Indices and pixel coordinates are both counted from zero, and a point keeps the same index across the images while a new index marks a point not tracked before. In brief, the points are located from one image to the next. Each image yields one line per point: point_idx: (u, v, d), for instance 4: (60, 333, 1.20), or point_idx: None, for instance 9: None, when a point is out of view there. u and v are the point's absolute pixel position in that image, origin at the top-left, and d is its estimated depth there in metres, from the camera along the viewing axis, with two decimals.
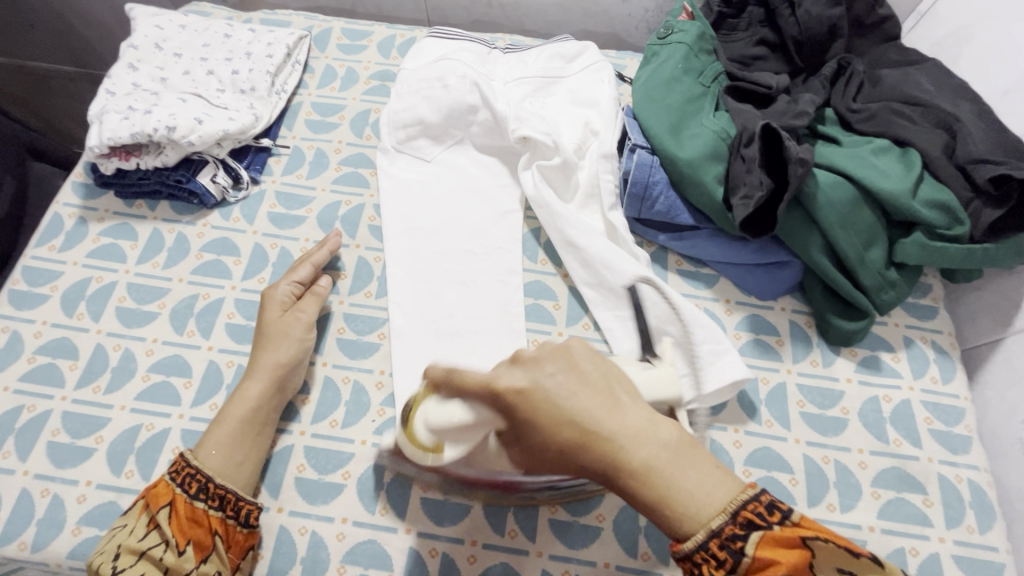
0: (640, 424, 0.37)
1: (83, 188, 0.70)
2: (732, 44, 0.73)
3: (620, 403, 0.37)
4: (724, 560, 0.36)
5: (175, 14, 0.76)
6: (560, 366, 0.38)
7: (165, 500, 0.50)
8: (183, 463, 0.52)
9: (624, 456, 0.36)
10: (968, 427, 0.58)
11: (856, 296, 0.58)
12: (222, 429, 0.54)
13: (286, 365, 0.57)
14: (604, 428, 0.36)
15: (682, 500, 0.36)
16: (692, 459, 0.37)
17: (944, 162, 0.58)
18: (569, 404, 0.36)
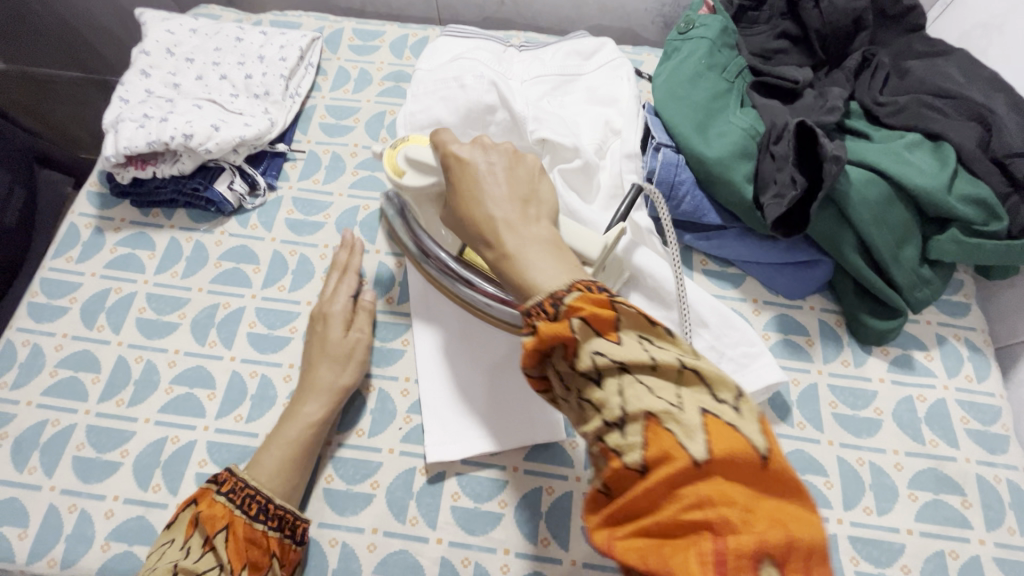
0: (529, 225, 0.40)
1: (98, 197, 0.69)
2: (754, 37, 0.72)
3: (527, 207, 0.42)
4: (545, 308, 0.35)
5: (185, 19, 0.75)
6: (502, 159, 0.44)
7: (223, 522, 0.48)
8: (239, 483, 0.50)
9: (500, 238, 0.40)
10: (1006, 426, 0.57)
11: (890, 295, 0.57)
12: (274, 449, 0.53)
13: (349, 387, 0.57)
14: (497, 215, 0.41)
15: (527, 274, 0.38)
16: (556, 254, 0.39)
17: (979, 156, 0.57)
18: (486, 194, 0.42)
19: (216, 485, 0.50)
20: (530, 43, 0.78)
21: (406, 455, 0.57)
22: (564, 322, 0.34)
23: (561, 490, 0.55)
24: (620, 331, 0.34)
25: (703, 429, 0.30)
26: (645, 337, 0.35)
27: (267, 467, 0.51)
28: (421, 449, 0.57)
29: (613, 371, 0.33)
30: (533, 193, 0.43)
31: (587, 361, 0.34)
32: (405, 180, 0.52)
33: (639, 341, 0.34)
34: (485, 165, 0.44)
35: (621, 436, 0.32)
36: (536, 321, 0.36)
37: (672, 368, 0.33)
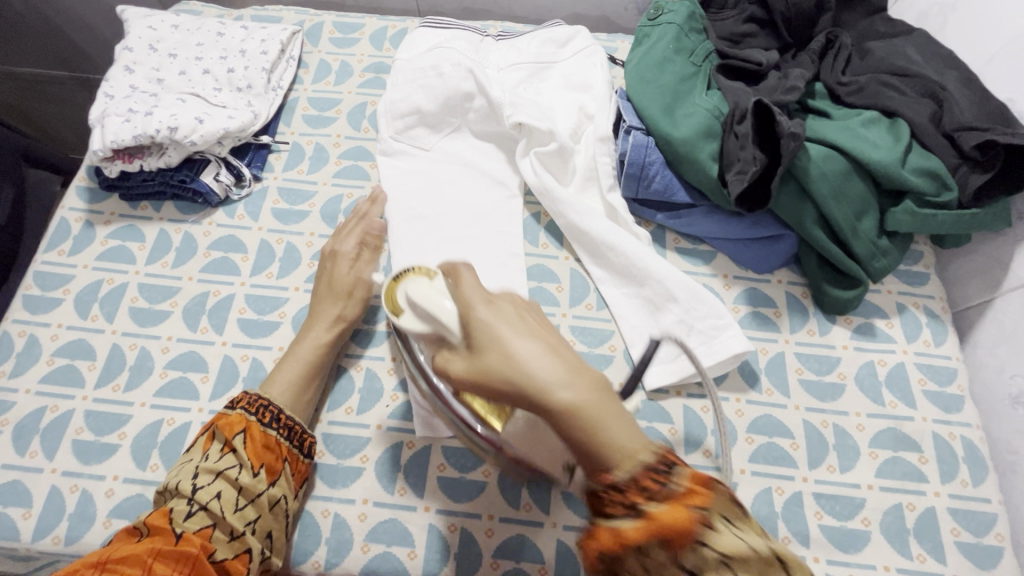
0: (571, 365, 0.33)
1: (87, 192, 0.71)
2: (722, 22, 0.74)
3: (559, 350, 0.34)
4: (659, 479, 0.33)
5: (167, 15, 0.76)
6: (506, 302, 0.37)
7: (240, 427, 0.53)
8: (253, 396, 0.55)
9: (549, 394, 0.31)
10: (960, 387, 0.61)
11: (849, 265, 0.60)
12: (288, 367, 0.58)
13: (352, 320, 0.62)
14: (567, 401, 0.31)
15: (593, 428, 0.32)
16: (612, 401, 0.33)
17: (931, 130, 0.59)
18: (514, 350, 0.33)
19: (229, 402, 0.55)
20: (506, 32, 0.80)
21: (393, 430, 0.59)
22: (682, 509, 0.32)
23: None
24: (714, 522, 0.32)
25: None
26: (730, 518, 0.33)
27: (277, 385, 0.56)
28: (409, 425, 0.60)
29: (719, 566, 0.30)
30: (556, 332, 0.36)
31: (693, 554, 0.31)
32: (403, 321, 0.45)
33: (732, 529, 0.32)
34: (487, 309, 0.36)
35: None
36: (643, 505, 0.32)
37: (760, 559, 0.31)
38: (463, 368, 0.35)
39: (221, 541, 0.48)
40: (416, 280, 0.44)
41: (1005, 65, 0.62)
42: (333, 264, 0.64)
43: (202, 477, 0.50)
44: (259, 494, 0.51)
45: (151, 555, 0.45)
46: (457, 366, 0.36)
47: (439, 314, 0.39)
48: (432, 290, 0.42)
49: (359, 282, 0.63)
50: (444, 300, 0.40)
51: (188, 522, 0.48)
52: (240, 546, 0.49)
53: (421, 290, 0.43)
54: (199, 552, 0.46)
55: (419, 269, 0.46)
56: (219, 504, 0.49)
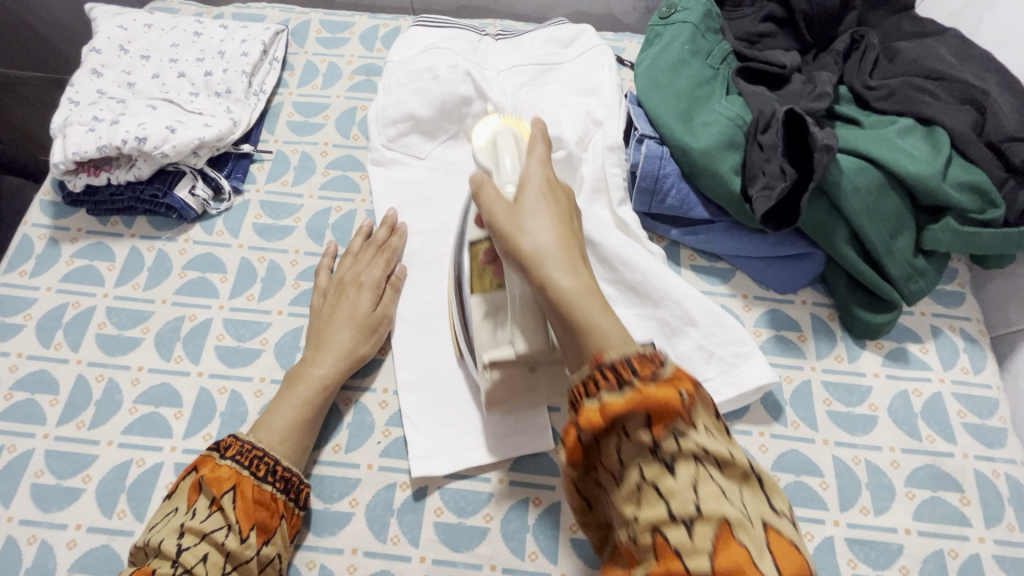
0: (572, 248, 0.39)
1: (52, 206, 0.65)
2: (738, 21, 0.69)
3: (573, 260, 0.38)
4: (640, 372, 0.33)
5: (139, 13, 0.70)
6: (546, 200, 0.41)
7: (230, 483, 0.47)
8: (244, 445, 0.49)
9: (538, 264, 0.38)
10: (1003, 419, 0.56)
11: (884, 288, 0.55)
12: (288, 409, 0.52)
13: (362, 356, 0.56)
14: (551, 280, 0.37)
15: (566, 303, 0.36)
16: (595, 302, 0.36)
17: (973, 140, 0.54)
18: (530, 224, 0.39)
19: (219, 450, 0.49)
20: (506, 31, 0.75)
21: (385, 471, 0.54)
22: (673, 390, 0.33)
23: (549, 501, 0.53)
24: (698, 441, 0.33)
25: (769, 549, 0.31)
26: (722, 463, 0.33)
27: (272, 431, 0.51)
28: (403, 464, 0.55)
29: (691, 460, 0.32)
30: (580, 235, 0.41)
31: (671, 442, 0.33)
32: (476, 156, 0.47)
33: (713, 482, 0.32)
34: (541, 182, 0.42)
35: (690, 535, 0.31)
36: (632, 380, 0.33)
37: (738, 472, 0.34)
38: (500, 215, 0.40)
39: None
40: (509, 131, 0.47)
41: None
42: (345, 289, 0.59)
43: (189, 536, 0.44)
44: (247, 559, 0.45)
45: None
46: (497, 195, 0.41)
47: (511, 173, 0.44)
48: (516, 153, 0.46)
49: (373, 315, 0.58)
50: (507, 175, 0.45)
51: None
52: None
53: (507, 141, 0.46)
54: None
55: (516, 121, 0.49)
56: (205, 568, 0.43)
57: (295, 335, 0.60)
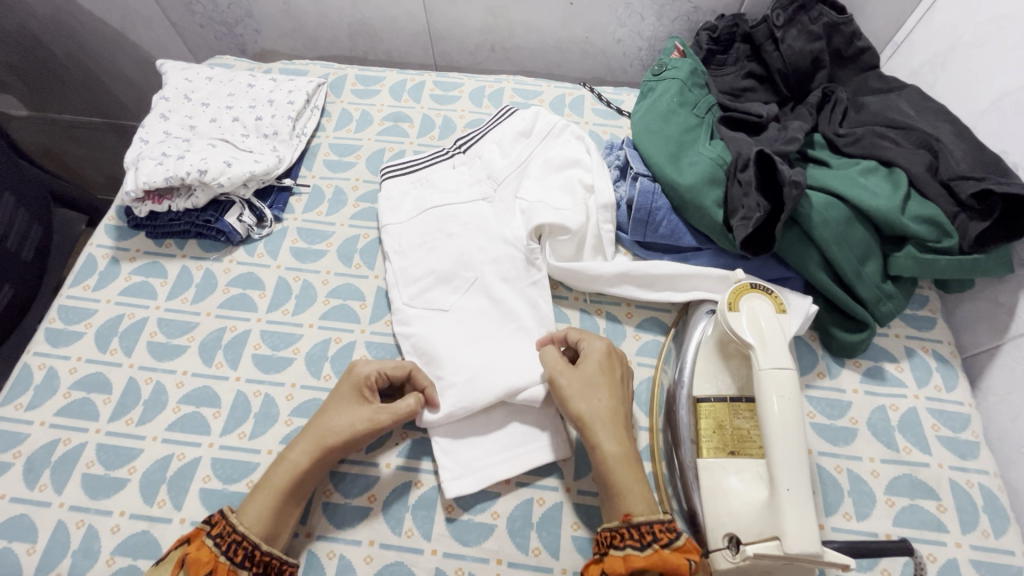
0: (619, 425, 0.53)
1: (116, 230, 0.74)
2: (724, 77, 0.80)
3: (619, 423, 0.54)
4: (659, 539, 0.46)
5: (202, 68, 0.82)
6: (594, 386, 0.55)
7: (207, 568, 0.47)
8: (227, 525, 0.49)
9: (592, 433, 0.53)
10: (975, 433, 0.60)
11: (856, 308, 0.61)
12: (269, 484, 0.52)
13: (339, 429, 0.54)
14: (583, 416, 0.54)
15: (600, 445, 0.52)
16: (635, 478, 0.51)
17: (928, 179, 0.61)
18: (588, 396, 0.55)
19: (207, 527, 0.50)
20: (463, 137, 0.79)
21: (401, 469, 0.59)
22: (682, 557, 0.45)
23: (552, 501, 0.58)
24: None
25: None
26: None
27: (250, 508, 0.51)
28: (418, 463, 0.60)
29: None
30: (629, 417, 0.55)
31: None
32: (732, 318, 0.52)
33: None
34: (604, 370, 0.57)
35: None
36: (653, 543, 0.46)
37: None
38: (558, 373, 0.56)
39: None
40: (768, 305, 0.52)
41: (995, 120, 0.65)
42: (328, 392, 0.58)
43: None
44: None
45: None
46: (599, 349, 0.58)
47: (776, 354, 0.49)
48: (774, 322, 0.51)
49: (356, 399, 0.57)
50: (755, 348, 0.50)
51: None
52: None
53: (772, 317, 0.51)
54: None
55: (773, 298, 0.53)
56: None
57: (325, 345, 0.66)
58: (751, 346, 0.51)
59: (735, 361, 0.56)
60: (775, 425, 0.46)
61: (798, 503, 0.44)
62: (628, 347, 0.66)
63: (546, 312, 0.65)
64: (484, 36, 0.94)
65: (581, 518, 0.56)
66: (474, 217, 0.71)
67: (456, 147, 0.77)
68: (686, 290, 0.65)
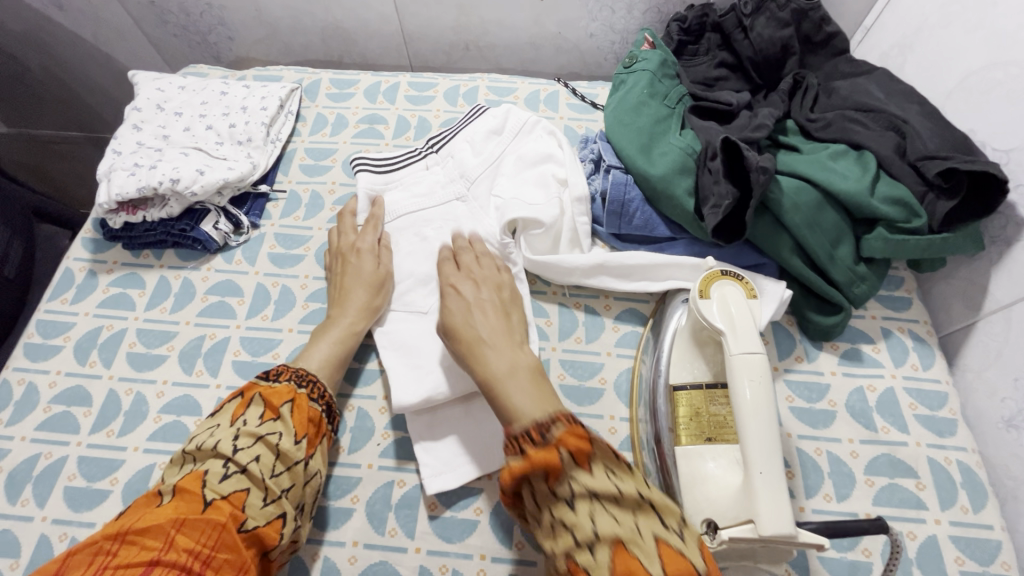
0: (508, 340, 0.55)
1: (92, 243, 0.74)
2: (695, 67, 0.80)
3: (506, 340, 0.55)
4: (532, 438, 0.44)
5: (174, 78, 0.82)
6: (482, 308, 0.58)
7: (288, 397, 0.53)
8: (297, 372, 0.56)
9: (482, 354, 0.54)
10: (952, 410, 0.61)
11: (829, 291, 0.61)
12: (324, 346, 0.60)
13: (376, 283, 0.65)
14: (476, 338, 0.55)
15: (489, 360, 0.53)
16: (535, 386, 0.50)
17: (896, 160, 0.62)
18: (476, 319, 0.57)
19: (268, 375, 0.56)
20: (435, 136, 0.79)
21: (383, 470, 0.59)
22: (553, 451, 0.42)
23: None
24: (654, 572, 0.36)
25: (659, 558, 0.37)
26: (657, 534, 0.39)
27: (310, 361, 0.59)
28: (400, 463, 0.60)
29: (586, 498, 0.40)
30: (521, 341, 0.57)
31: (565, 489, 0.41)
32: (704, 305, 0.53)
33: (607, 515, 0.39)
34: (484, 303, 0.59)
35: (594, 560, 0.38)
36: (525, 448, 0.44)
37: (631, 501, 0.40)
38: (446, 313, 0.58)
39: (253, 508, 0.46)
40: (738, 290, 0.53)
41: (962, 100, 0.65)
42: (348, 257, 0.67)
43: (246, 436, 0.50)
44: (296, 462, 0.50)
45: (174, 525, 0.43)
46: (466, 279, 0.61)
47: (748, 339, 0.49)
48: (744, 308, 0.51)
49: (379, 272, 0.66)
50: (727, 335, 0.51)
51: (223, 484, 0.46)
52: (274, 511, 0.47)
53: (743, 304, 0.52)
54: (228, 522, 0.44)
55: (744, 284, 0.54)
56: (258, 467, 0.48)
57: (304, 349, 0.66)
58: (722, 332, 0.51)
59: (710, 348, 0.57)
60: (747, 408, 0.46)
61: (771, 485, 0.44)
62: (607, 339, 0.66)
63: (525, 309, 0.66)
64: (457, 35, 0.94)
65: None
66: (451, 218, 0.71)
67: (429, 147, 0.77)
68: (661, 280, 0.65)
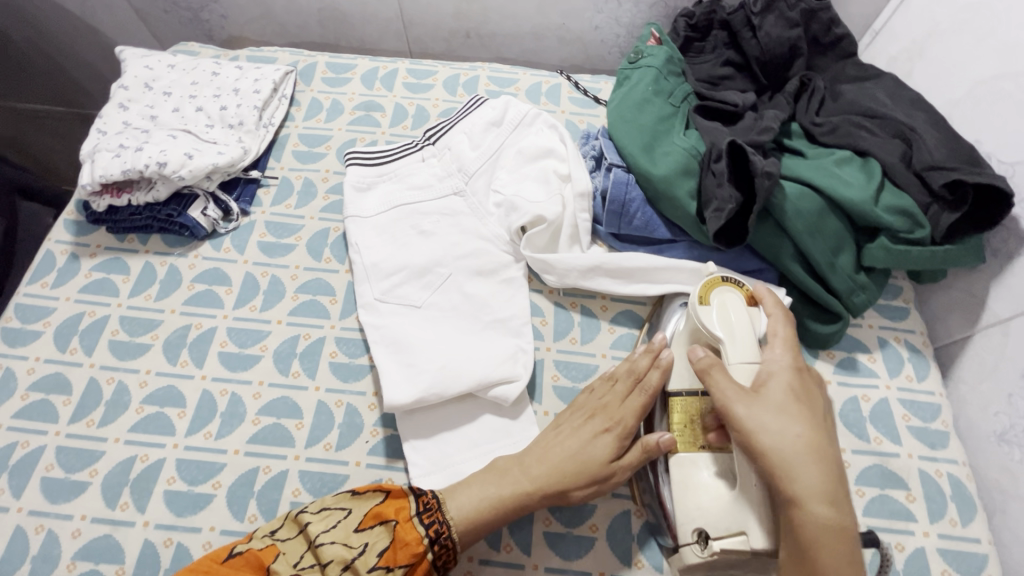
0: (809, 437, 0.44)
1: (74, 225, 0.72)
2: (700, 65, 0.78)
3: (792, 429, 0.44)
4: None
5: (164, 55, 0.79)
6: (777, 386, 0.46)
7: (412, 558, 0.48)
8: (441, 520, 0.50)
9: (766, 441, 0.43)
10: (945, 423, 0.60)
11: (828, 299, 0.61)
12: (484, 494, 0.52)
13: (584, 452, 0.53)
14: (757, 416, 0.44)
15: (761, 435, 0.44)
16: (820, 466, 0.43)
17: (901, 169, 0.61)
18: (766, 416, 0.44)
19: (417, 505, 0.51)
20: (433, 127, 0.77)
21: (372, 468, 0.58)
22: None
23: None
24: None
25: None
26: None
27: (457, 499, 0.51)
28: (388, 462, 0.59)
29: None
30: (822, 431, 0.45)
31: None
32: (702, 311, 0.52)
33: None
34: (790, 381, 0.47)
35: None
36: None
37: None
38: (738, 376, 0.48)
39: None
40: (739, 297, 0.52)
41: (970, 109, 0.64)
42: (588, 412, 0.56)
43: (372, 564, 0.48)
44: None
45: None
46: (778, 354, 0.48)
47: (744, 350, 0.49)
48: (745, 316, 0.51)
49: (595, 444, 0.54)
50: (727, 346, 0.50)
51: None
52: None
53: (739, 313, 0.51)
54: None
55: (743, 290, 0.53)
56: None
57: (294, 341, 0.65)
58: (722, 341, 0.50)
59: None
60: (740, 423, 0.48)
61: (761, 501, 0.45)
62: (602, 340, 0.65)
63: (521, 307, 0.65)
64: (458, 22, 0.92)
65: (554, 515, 0.56)
66: (446, 213, 0.70)
67: (426, 139, 0.75)
68: (658, 282, 0.64)
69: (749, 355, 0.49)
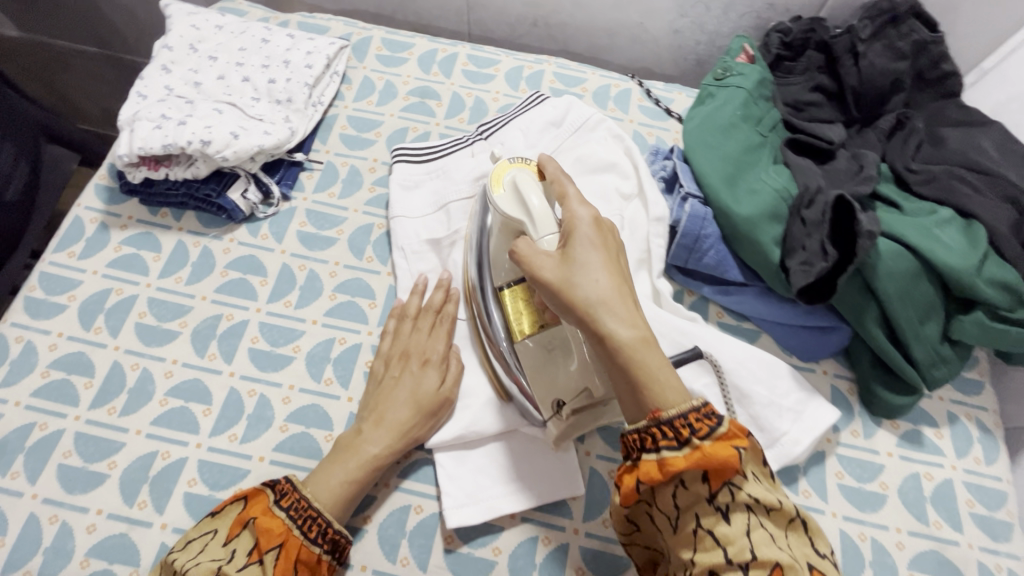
0: (625, 299, 0.41)
1: (106, 191, 0.68)
2: (789, 86, 0.72)
3: (621, 300, 0.41)
4: (696, 430, 0.37)
5: (212, 14, 0.73)
6: (549, 261, 0.44)
7: (276, 540, 0.47)
8: (299, 497, 0.49)
9: (597, 318, 0.41)
10: (1011, 513, 0.57)
11: (906, 369, 0.56)
12: (344, 471, 0.52)
13: (408, 421, 0.54)
14: (590, 298, 0.41)
15: (584, 290, 0.41)
16: (655, 354, 0.40)
17: (1010, 240, 0.56)
18: (584, 275, 0.42)
19: (274, 493, 0.49)
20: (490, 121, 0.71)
21: (402, 492, 0.56)
22: (730, 449, 0.36)
23: (558, 542, 0.54)
24: None
25: None
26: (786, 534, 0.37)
27: (315, 480, 0.51)
28: (419, 486, 0.56)
29: (743, 509, 0.36)
30: (625, 272, 0.44)
31: (726, 496, 0.37)
32: (499, 200, 0.50)
33: (745, 519, 0.36)
34: (590, 232, 0.44)
35: None
36: (691, 439, 0.37)
37: (784, 516, 0.37)
38: (551, 274, 0.43)
39: None
40: (528, 175, 0.51)
41: None
42: (411, 363, 0.57)
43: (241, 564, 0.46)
44: None
45: None
46: (583, 213, 0.45)
47: (546, 222, 0.47)
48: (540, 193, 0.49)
49: (438, 394, 0.56)
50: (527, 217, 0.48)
51: None
52: None
53: (529, 184, 0.49)
54: None
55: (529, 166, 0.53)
56: None
57: (328, 345, 0.61)
58: (523, 214, 0.49)
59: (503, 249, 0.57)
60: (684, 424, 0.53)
61: None
62: None
63: None
64: (527, 9, 0.85)
65: (588, 565, 0.53)
66: None
67: (478, 133, 0.69)
68: None
69: (550, 227, 0.47)
